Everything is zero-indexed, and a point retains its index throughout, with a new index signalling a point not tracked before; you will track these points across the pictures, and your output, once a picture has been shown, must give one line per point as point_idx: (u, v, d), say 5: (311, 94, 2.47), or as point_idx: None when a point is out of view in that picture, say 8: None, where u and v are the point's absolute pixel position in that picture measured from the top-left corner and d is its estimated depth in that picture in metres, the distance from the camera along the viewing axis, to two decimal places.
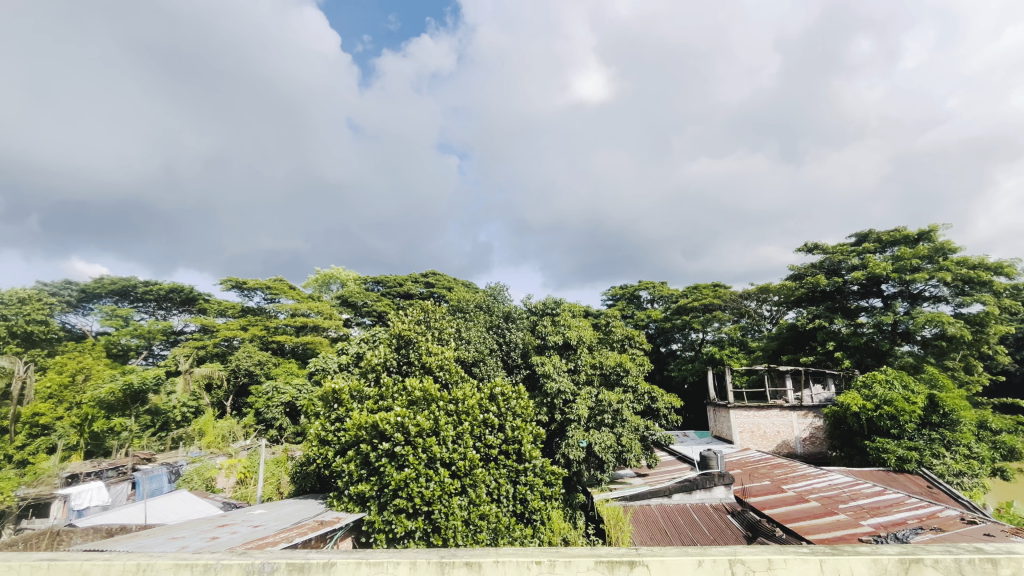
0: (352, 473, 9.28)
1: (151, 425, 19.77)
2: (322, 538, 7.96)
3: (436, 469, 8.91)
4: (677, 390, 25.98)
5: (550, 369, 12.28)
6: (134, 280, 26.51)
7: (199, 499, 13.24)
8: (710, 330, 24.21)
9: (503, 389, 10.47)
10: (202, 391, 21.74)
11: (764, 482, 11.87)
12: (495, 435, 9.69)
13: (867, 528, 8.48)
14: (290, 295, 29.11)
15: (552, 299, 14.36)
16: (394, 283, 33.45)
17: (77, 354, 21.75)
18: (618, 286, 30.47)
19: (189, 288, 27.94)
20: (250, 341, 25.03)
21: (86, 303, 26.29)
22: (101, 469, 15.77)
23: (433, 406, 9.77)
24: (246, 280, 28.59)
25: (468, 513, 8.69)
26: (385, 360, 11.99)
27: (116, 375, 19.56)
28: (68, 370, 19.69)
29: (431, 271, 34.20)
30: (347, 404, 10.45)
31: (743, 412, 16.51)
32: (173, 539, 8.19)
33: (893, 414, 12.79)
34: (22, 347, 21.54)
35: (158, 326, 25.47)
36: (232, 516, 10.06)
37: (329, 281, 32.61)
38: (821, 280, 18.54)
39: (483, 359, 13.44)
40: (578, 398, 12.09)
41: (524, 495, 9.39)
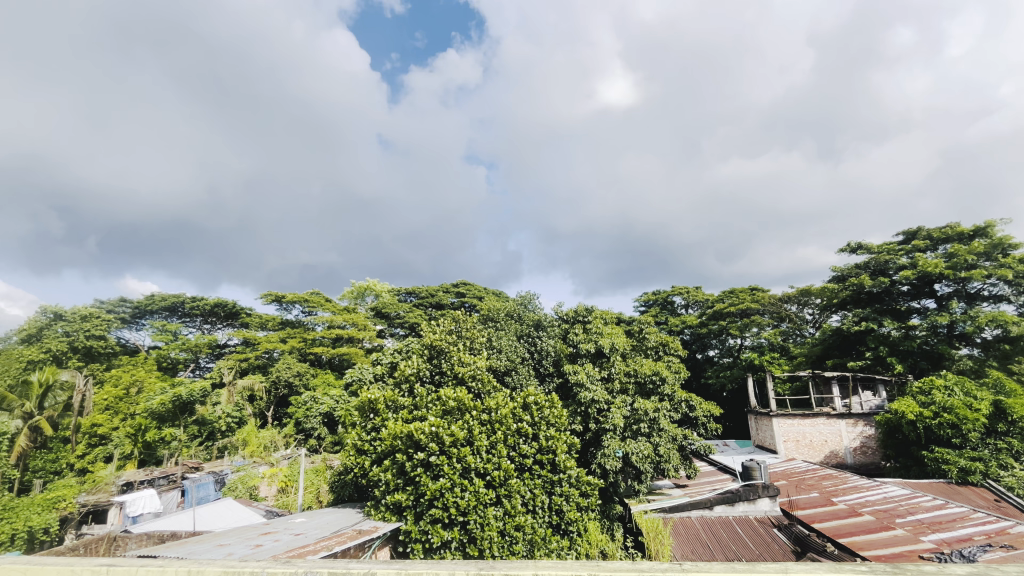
0: (388, 482, 9.26)
1: (199, 435, 20.21)
2: (360, 547, 7.96)
3: (471, 479, 8.81)
4: (716, 397, 25.16)
5: (583, 378, 12.06)
6: (182, 296, 27.81)
7: (244, 506, 13.61)
8: (748, 336, 23.38)
9: (537, 398, 10.28)
10: (244, 402, 22.40)
11: (812, 494, 11.23)
12: (529, 445, 9.54)
13: (929, 545, 7.86)
14: (327, 307, 29.90)
15: (582, 306, 14.14)
16: (426, 294, 33.88)
17: (131, 366, 22.98)
18: (650, 292, 29.87)
19: (232, 302, 28.97)
20: (289, 353, 25.81)
21: (139, 319, 27.85)
22: (153, 477, 16.47)
23: (467, 415, 9.70)
24: (285, 294, 29.59)
25: (504, 524, 8.56)
26: (418, 370, 12.02)
27: (166, 388, 20.51)
28: (123, 383, 20.87)
29: (461, 281, 34.52)
30: (383, 414, 10.55)
31: (788, 420, 15.71)
32: (220, 545, 8.43)
33: (954, 422, 11.80)
34: (82, 361, 22.96)
35: (204, 340, 26.63)
36: (274, 525, 10.24)
37: (363, 293, 33.29)
38: (866, 280, 17.62)
39: (515, 368, 13.37)
40: (613, 407, 11.77)
41: (560, 507, 9.17)
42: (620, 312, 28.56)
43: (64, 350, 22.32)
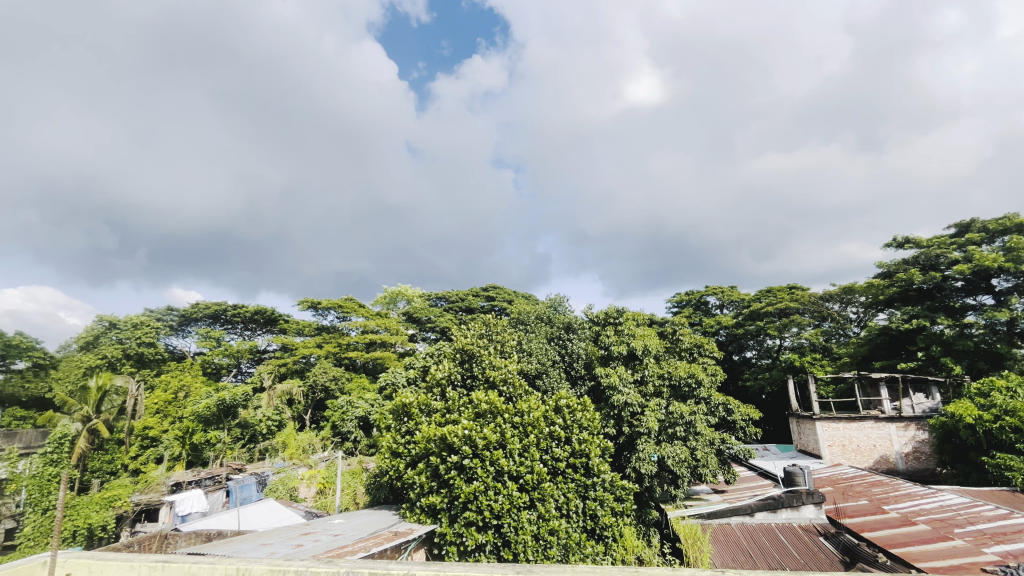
0: (422, 485, 9.29)
1: (242, 438, 20.95)
2: (396, 549, 8.06)
3: (504, 482, 8.82)
4: (754, 400, 24.41)
5: (615, 381, 11.85)
6: (224, 304, 28.90)
7: (285, 506, 14.04)
8: (788, 336, 22.58)
9: (569, 401, 10.16)
10: (284, 406, 22.98)
11: (861, 501, 10.69)
12: (562, 448, 9.44)
13: (992, 557, 7.28)
14: (360, 312, 30.59)
15: (613, 307, 13.88)
16: (456, 298, 34.20)
17: (178, 372, 24.09)
18: (683, 292, 29.25)
19: (271, 309, 30.00)
20: (325, 358, 26.51)
21: (186, 326, 29.20)
22: (200, 477, 17.14)
23: (499, 419, 9.63)
24: (320, 300, 30.44)
25: (538, 528, 8.56)
26: (449, 374, 12.04)
27: (211, 392, 21.39)
28: (171, 388, 21.89)
29: (491, 284, 34.68)
30: (416, 417, 10.61)
31: (832, 424, 15.06)
32: (263, 544, 8.68)
33: (1017, 426, 10.87)
34: (134, 367, 24.17)
35: (245, 346, 27.71)
36: (314, 525, 10.48)
37: (395, 298, 33.88)
38: (915, 275, 16.72)
39: (546, 371, 13.24)
40: (647, 410, 11.53)
41: (594, 511, 9.09)
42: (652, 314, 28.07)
43: (119, 357, 23.61)
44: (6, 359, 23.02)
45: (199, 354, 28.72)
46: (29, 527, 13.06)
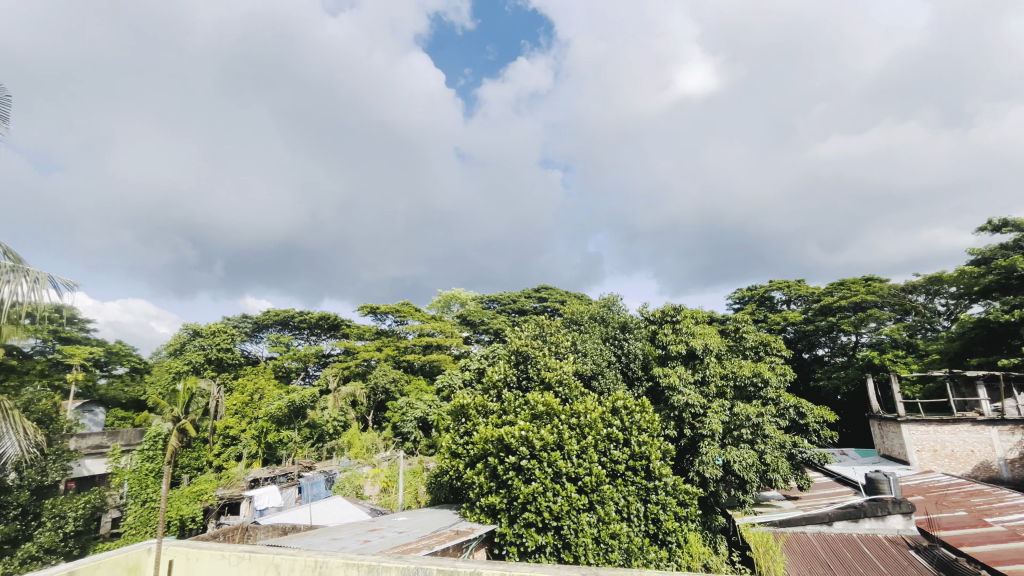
0: (481, 485, 9.34)
1: (311, 437, 22.15)
2: (458, 548, 7.96)
3: (563, 484, 8.72)
4: (829, 401, 22.75)
5: (675, 381, 11.47)
6: (291, 311, 30.60)
7: (351, 504, 14.61)
8: (865, 332, 20.87)
9: (627, 402, 9.93)
10: (348, 407, 24.06)
11: (958, 513, 9.69)
12: (621, 451, 9.25)
13: None
14: (416, 316, 31.58)
15: (671, 304, 13.18)
16: (509, 300, 34.37)
17: (253, 375, 25.71)
18: (745, 288, 27.89)
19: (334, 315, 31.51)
20: (385, 361, 27.48)
21: (259, 332, 31.35)
22: (275, 474, 18.27)
23: (556, 420, 9.54)
24: (379, 306, 31.68)
25: (598, 531, 8.43)
26: (505, 376, 12.06)
27: (283, 394, 22.87)
28: (248, 390, 23.44)
29: (543, 286, 34.57)
30: (474, 418, 10.63)
31: (920, 427, 13.76)
32: (334, 539, 9.15)
33: None
34: (215, 371, 26.08)
35: (311, 351, 29.30)
36: (380, 522, 10.89)
37: (450, 302, 34.69)
38: (1018, 261, 15.01)
39: (602, 372, 12.92)
40: (709, 411, 11.15)
41: (657, 516, 8.85)
42: (711, 311, 26.98)
43: (201, 361, 25.66)
44: (109, 365, 25.75)
45: (270, 358, 30.75)
46: (132, 517, 14.56)
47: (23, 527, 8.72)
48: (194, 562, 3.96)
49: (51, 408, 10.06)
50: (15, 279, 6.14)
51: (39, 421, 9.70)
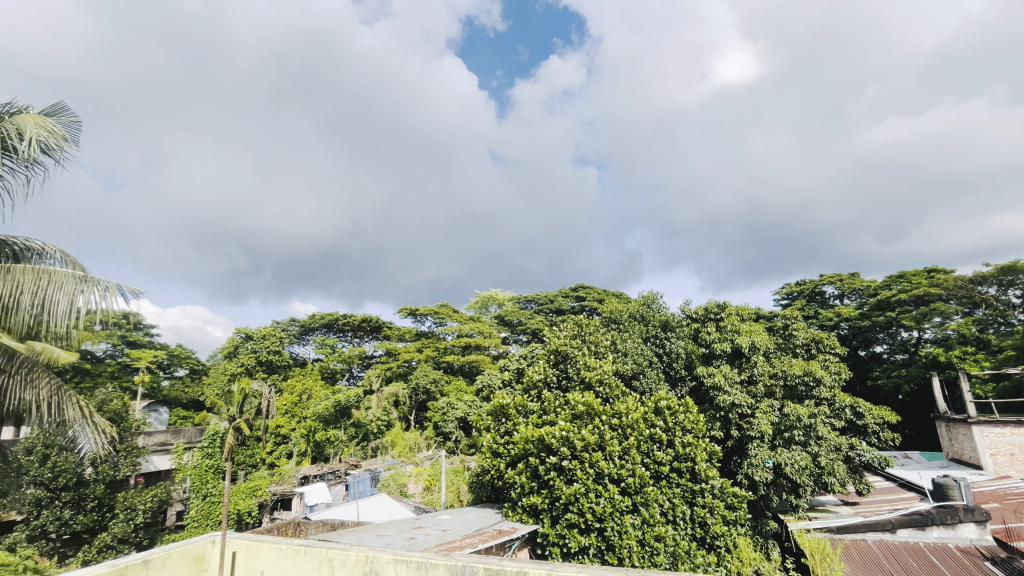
0: (523, 485, 9.22)
1: (356, 436, 22.91)
2: (501, 546, 7.88)
3: (605, 485, 8.60)
4: (889, 401, 21.41)
5: (720, 381, 11.19)
6: (336, 314, 31.72)
7: (397, 501, 14.99)
8: (928, 327, 19.70)
9: (670, 402, 9.69)
10: (391, 407, 24.77)
11: None
12: (664, 452, 9.09)
13: None
14: (455, 317, 32.07)
15: (714, 301, 12.76)
16: (547, 300, 34.28)
17: (302, 377, 26.49)
18: (794, 283, 26.82)
19: (376, 317, 32.46)
20: (425, 361, 28.05)
21: (306, 335, 32.66)
22: (323, 472, 19.02)
23: (597, 420, 9.39)
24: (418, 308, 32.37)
25: (643, 533, 8.30)
26: (545, 376, 11.95)
27: (330, 394, 23.73)
28: (297, 391, 24.42)
29: (580, 285, 34.19)
30: (514, 418, 10.57)
31: (993, 429, 12.83)
32: (381, 535, 9.52)
33: None
34: (266, 373, 27.33)
35: (355, 352, 30.32)
36: (425, 520, 11.20)
37: (488, 303, 35.12)
38: None
39: (642, 372, 12.25)
40: (758, 412, 10.78)
41: (704, 519, 8.76)
42: (757, 307, 26.02)
43: (254, 364, 26.99)
44: (172, 367, 27.50)
45: (317, 360, 31.97)
46: (194, 510, 15.47)
47: (100, 518, 9.45)
48: (253, 554, 4.15)
49: (120, 408, 10.97)
50: (92, 287, 5.79)
51: (111, 419, 10.59)
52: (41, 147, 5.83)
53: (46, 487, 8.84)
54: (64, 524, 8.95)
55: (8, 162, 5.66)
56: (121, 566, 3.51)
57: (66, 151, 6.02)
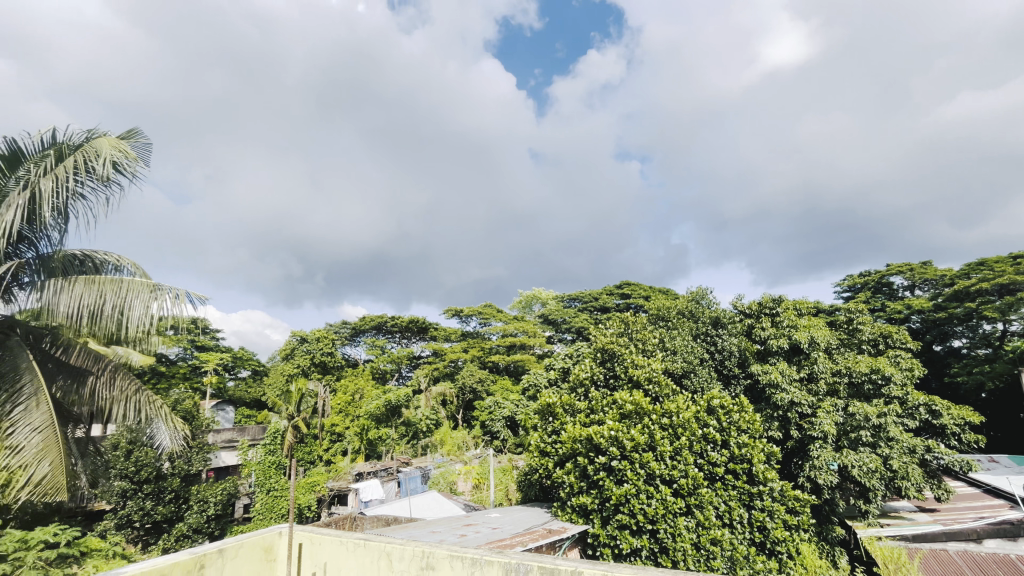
0: (572, 485, 9.10)
1: (407, 434, 23.54)
2: (552, 546, 7.81)
3: (657, 486, 8.33)
4: (970, 401, 19.69)
5: (777, 378, 10.54)
6: (384, 317, 32.66)
7: (446, 498, 15.18)
8: (1016, 319, 17.75)
9: (723, 401, 9.36)
10: (439, 406, 25.32)
11: None
12: (719, 453, 8.71)
13: None
14: (499, 317, 32.34)
15: (769, 295, 12.06)
16: (591, 298, 33.85)
17: (354, 377, 27.48)
18: (857, 274, 25.22)
19: (422, 318, 33.19)
20: (471, 361, 28.51)
21: (357, 337, 33.82)
22: (377, 469, 19.67)
23: (646, 420, 9.11)
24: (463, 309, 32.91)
25: (698, 536, 7.91)
26: (591, 374, 11.33)
27: (380, 394, 24.40)
28: (350, 391, 25.22)
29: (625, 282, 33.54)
30: (561, 417, 10.34)
31: None
32: (433, 531, 9.65)
33: None
34: (320, 373, 28.45)
35: (404, 352, 31.17)
36: (474, 518, 11.32)
37: (532, 302, 35.23)
38: None
39: (694, 370, 11.31)
40: (820, 411, 10.18)
41: (763, 523, 8.20)
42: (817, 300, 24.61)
43: (309, 365, 28.15)
44: (235, 368, 29.18)
45: (368, 360, 33.04)
46: (259, 503, 16.34)
47: (177, 509, 10.13)
48: (318, 546, 4.18)
49: (192, 408, 11.85)
50: (161, 295, 6.12)
51: (185, 417, 11.43)
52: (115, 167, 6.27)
53: (130, 480, 9.55)
54: (147, 514, 9.62)
55: (89, 181, 6.19)
56: (200, 554, 3.51)
57: (137, 168, 6.44)
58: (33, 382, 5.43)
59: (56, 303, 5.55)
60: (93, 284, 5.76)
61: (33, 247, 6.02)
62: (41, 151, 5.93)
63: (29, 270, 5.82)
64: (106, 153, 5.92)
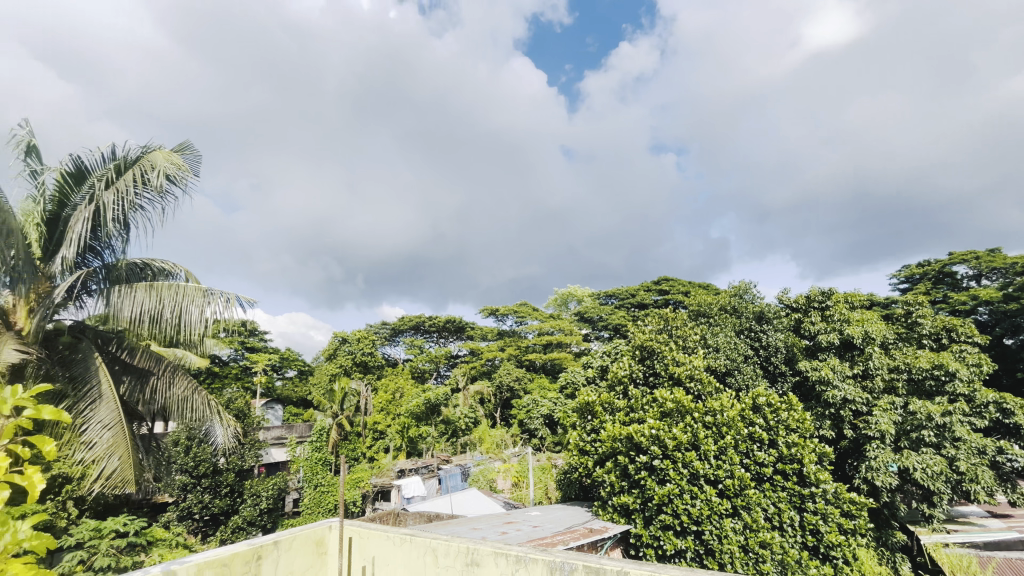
0: (612, 484, 8.89)
1: (446, 432, 23.84)
2: (594, 546, 7.68)
3: (701, 486, 8.06)
4: None
5: (829, 374, 9.94)
6: (422, 317, 33.19)
7: (486, 496, 15.26)
8: None
9: (770, 399, 8.95)
10: (477, 404, 25.56)
11: None
12: (767, 453, 8.35)
13: None
14: (535, 316, 32.31)
15: (818, 287, 11.36)
16: (627, 295, 33.23)
17: (394, 376, 28.07)
18: (915, 264, 23.69)
19: (459, 318, 33.58)
20: (508, 360, 28.74)
21: (395, 337, 34.54)
22: (418, 466, 20.00)
23: (689, 418, 8.78)
24: (499, 308, 33.09)
25: (746, 539, 7.62)
26: (630, 372, 10.84)
27: (420, 392, 24.80)
28: (390, 389, 25.62)
29: (663, 277, 32.78)
30: (600, 415, 10.06)
31: None
32: (474, 529, 9.71)
33: None
34: (362, 373, 29.17)
35: (441, 352, 31.63)
36: (515, 515, 11.38)
37: (567, 300, 35.07)
38: None
39: (738, 368, 10.84)
40: (876, 409, 9.62)
41: (816, 527, 7.89)
42: (871, 292, 23.20)
43: (351, 365, 28.94)
44: (282, 368, 30.36)
45: (408, 360, 33.65)
46: (307, 498, 16.90)
47: (233, 502, 10.66)
48: (365, 540, 4.21)
49: (244, 407, 12.38)
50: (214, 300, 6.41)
51: (237, 416, 11.96)
52: (169, 178, 6.57)
53: (190, 474, 10.10)
54: (205, 507, 10.18)
55: (146, 193, 6.51)
56: (258, 545, 3.59)
57: (189, 180, 6.74)
58: (103, 382, 5.79)
59: (121, 307, 5.91)
60: (153, 291, 6.10)
61: (99, 257, 6.47)
62: (103, 167, 6.34)
63: (97, 279, 6.25)
64: (160, 166, 6.27)
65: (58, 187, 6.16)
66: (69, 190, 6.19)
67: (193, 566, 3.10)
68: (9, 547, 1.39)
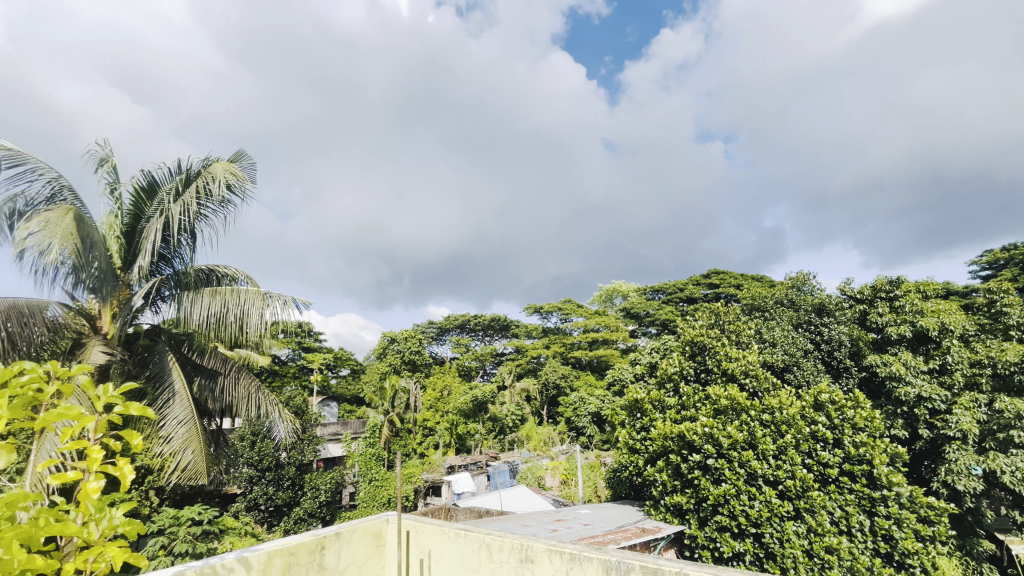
0: (664, 483, 8.57)
1: (494, 429, 23.98)
2: (647, 546, 7.42)
3: (760, 487, 7.62)
4: None
5: (901, 370, 9.19)
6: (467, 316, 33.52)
7: (535, 493, 15.30)
8: None
9: (834, 395, 8.33)
10: (524, 402, 25.74)
11: None
12: (832, 453, 7.76)
13: None
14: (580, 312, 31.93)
15: (885, 276, 10.53)
16: (675, 289, 32.16)
17: (441, 374, 28.54)
18: (999, 249, 21.56)
19: (503, 316, 33.68)
20: (554, 357, 28.56)
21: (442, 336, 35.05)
22: (467, 462, 20.22)
23: (745, 416, 8.29)
24: (543, 306, 32.91)
25: (810, 543, 7.14)
26: (680, 368, 10.29)
27: (467, 390, 25.09)
28: (438, 387, 26.10)
29: (713, 270, 31.52)
30: (650, 413, 9.69)
31: None
32: (524, 526, 9.66)
33: None
34: (410, 371, 29.82)
35: (487, 350, 31.83)
36: (565, 513, 11.22)
37: (612, 296, 34.43)
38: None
39: (797, 363, 10.28)
40: (956, 407, 8.74)
41: (889, 532, 7.25)
42: (947, 280, 21.26)
43: (400, 363, 29.62)
44: (336, 367, 31.48)
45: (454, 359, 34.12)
46: (363, 492, 17.43)
47: (295, 494, 11.09)
48: (421, 534, 4.21)
49: (302, 404, 12.89)
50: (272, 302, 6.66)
51: (296, 412, 12.48)
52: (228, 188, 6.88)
53: (256, 467, 10.76)
54: (270, 498, 10.70)
55: (210, 204, 6.88)
56: (321, 536, 3.65)
57: (246, 188, 7.03)
58: (176, 380, 6.14)
59: (190, 312, 6.27)
60: (217, 294, 6.41)
61: (170, 264, 6.87)
62: (170, 180, 6.74)
63: (169, 285, 6.57)
64: (221, 177, 6.56)
65: (135, 202, 6.63)
66: (143, 204, 6.65)
67: (264, 553, 3.21)
68: (104, 532, 1.37)
